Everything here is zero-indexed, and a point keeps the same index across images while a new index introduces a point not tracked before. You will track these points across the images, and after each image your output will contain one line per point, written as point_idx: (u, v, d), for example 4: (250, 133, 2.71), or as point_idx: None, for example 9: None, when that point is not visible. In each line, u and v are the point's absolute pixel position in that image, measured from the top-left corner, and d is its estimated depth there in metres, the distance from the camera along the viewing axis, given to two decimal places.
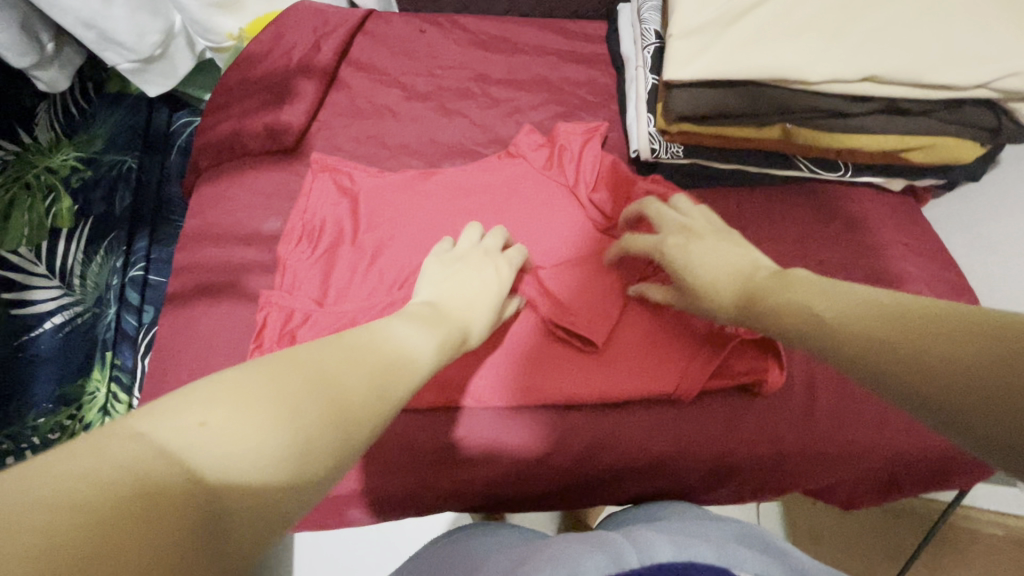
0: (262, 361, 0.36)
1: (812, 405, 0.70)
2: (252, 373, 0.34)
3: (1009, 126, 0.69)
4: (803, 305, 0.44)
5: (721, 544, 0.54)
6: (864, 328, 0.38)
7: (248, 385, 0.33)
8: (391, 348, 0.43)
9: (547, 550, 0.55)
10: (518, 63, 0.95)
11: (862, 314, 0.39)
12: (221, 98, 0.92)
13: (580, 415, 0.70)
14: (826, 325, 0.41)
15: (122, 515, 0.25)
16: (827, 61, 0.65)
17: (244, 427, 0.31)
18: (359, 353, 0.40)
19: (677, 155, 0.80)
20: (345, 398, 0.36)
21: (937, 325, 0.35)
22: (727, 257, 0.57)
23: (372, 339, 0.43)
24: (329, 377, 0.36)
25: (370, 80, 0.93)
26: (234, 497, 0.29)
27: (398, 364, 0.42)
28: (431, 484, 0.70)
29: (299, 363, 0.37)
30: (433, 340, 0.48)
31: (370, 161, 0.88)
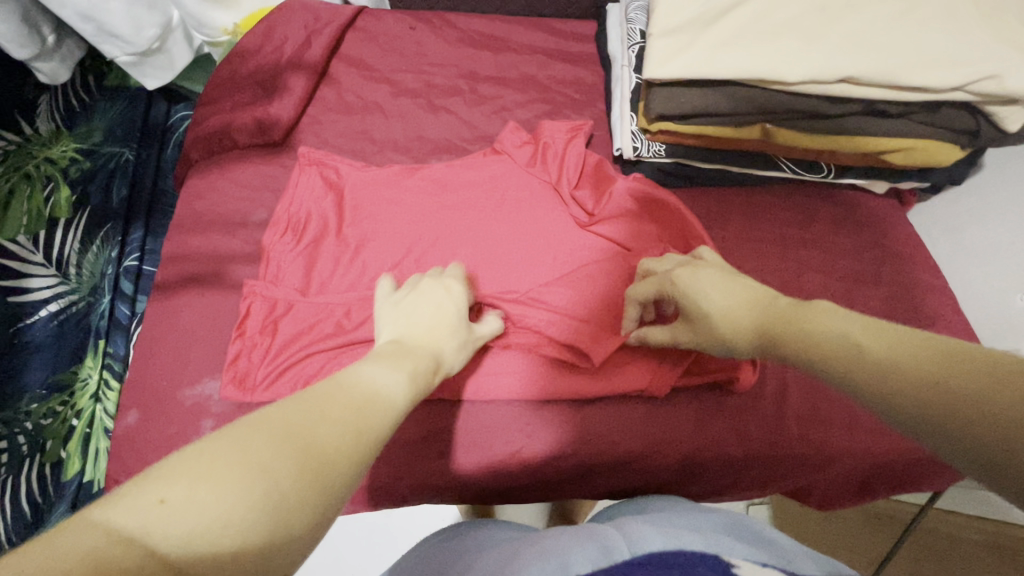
0: (230, 424, 0.35)
1: (783, 406, 0.70)
2: (214, 439, 0.33)
3: (991, 131, 0.68)
4: (843, 338, 0.44)
5: (712, 534, 0.53)
6: (927, 371, 0.38)
7: (217, 453, 0.32)
8: (368, 386, 0.42)
9: (541, 544, 0.55)
10: (506, 61, 0.96)
11: (925, 358, 0.39)
12: (213, 92, 0.93)
13: (556, 406, 0.71)
14: (880, 363, 0.41)
15: None
16: (804, 64, 0.65)
17: (216, 499, 0.30)
18: (340, 397, 0.39)
19: (659, 153, 0.81)
20: (322, 444, 0.35)
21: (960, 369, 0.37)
22: (732, 289, 0.57)
23: (357, 385, 0.42)
24: (309, 428, 0.36)
25: (359, 76, 0.95)
26: (204, 567, 0.29)
27: (376, 402, 0.41)
28: (404, 476, 0.70)
29: (273, 417, 0.36)
30: (405, 379, 0.46)
31: (357, 156, 0.89)
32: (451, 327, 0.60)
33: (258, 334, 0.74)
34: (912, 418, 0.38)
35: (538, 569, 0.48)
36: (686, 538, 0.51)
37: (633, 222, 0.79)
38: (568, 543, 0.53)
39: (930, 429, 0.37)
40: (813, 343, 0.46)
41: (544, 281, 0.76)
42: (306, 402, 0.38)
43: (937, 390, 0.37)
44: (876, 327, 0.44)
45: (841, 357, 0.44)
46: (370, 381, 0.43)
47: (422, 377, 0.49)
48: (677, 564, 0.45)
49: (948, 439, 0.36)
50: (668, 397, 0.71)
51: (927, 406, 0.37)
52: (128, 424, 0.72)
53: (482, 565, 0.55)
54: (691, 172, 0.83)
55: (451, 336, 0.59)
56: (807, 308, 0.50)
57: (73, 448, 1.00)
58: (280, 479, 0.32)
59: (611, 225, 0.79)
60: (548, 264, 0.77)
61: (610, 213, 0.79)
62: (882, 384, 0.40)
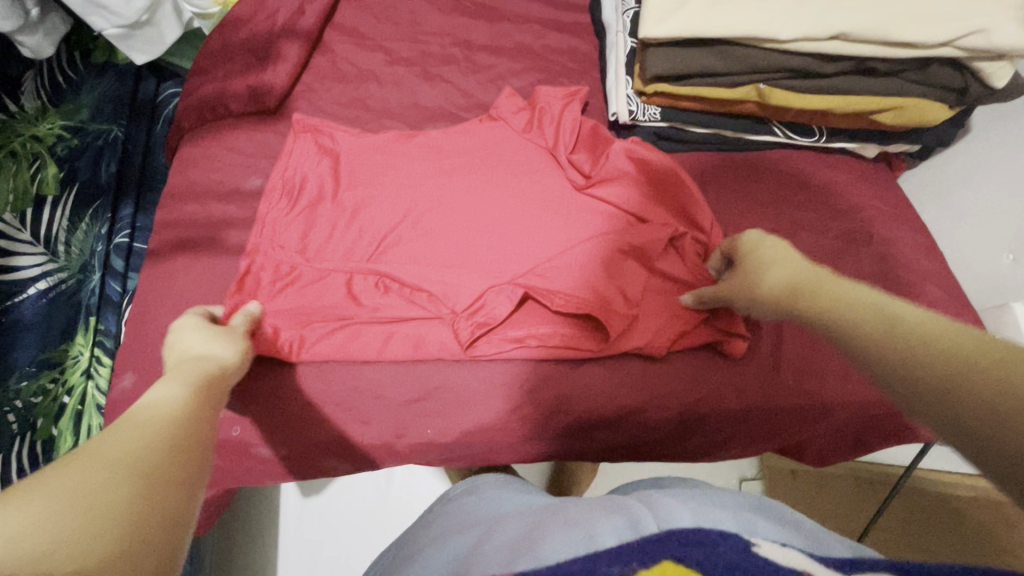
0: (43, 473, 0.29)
1: (778, 356, 0.71)
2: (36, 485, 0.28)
3: (977, 88, 0.70)
4: (876, 304, 0.44)
5: (739, 512, 0.53)
6: (940, 344, 0.38)
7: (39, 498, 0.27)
8: (145, 432, 0.34)
9: (564, 515, 0.54)
10: (502, 30, 0.96)
11: (937, 333, 0.38)
12: (205, 62, 0.92)
13: (557, 363, 0.71)
14: (899, 326, 0.40)
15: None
16: (796, 22, 0.67)
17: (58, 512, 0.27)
18: (135, 439, 0.33)
19: (655, 117, 0.81)
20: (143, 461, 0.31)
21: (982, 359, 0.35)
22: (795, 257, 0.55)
23: (119, 443, 0.32)
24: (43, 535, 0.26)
25: (353, 44, 0.94)
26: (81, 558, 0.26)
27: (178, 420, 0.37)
28: (404, 433, 0.70)
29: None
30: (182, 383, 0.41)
31: (352, 123, 0.89)
32: (212, 336, 0.55)
33: (257, 293, 0.72)
34: (904, 380, 0.38)
35: (566, 537, 0.49)
36: (714, 512, 0.51)
37: (636, 186, 0.79)
38: (593, 514, 0.53)
39: (952, 419, 0.35)
40: (840, 315, 0.45)
41: (546, 247, 0.75)
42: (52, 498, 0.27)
43: (965, 375, 0.35)
44: (895, 306, 0.42)
45: (861, 330, 0.42)
46: (139, 426, 0.34)
47: (205, 382, 0.43)
48: (699, 545, 0.40)
49: (959, 426, 0.35)
50: (668, 355, 0.71)
51: (954, 387, 0.35)
52: (124, 388, 0.71)
53: (502, 530, 0.54)
54: (686, 137, 0.84)
55: (222, 342, 0.54)
56: (831, 283, 0.49)
57: (64, 424, 0.97)
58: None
59: (611, 187, 0.78)
60: (548, 226, 0.77)
61: (609, 176, 0.80)
62: (903, 364, 0.38)
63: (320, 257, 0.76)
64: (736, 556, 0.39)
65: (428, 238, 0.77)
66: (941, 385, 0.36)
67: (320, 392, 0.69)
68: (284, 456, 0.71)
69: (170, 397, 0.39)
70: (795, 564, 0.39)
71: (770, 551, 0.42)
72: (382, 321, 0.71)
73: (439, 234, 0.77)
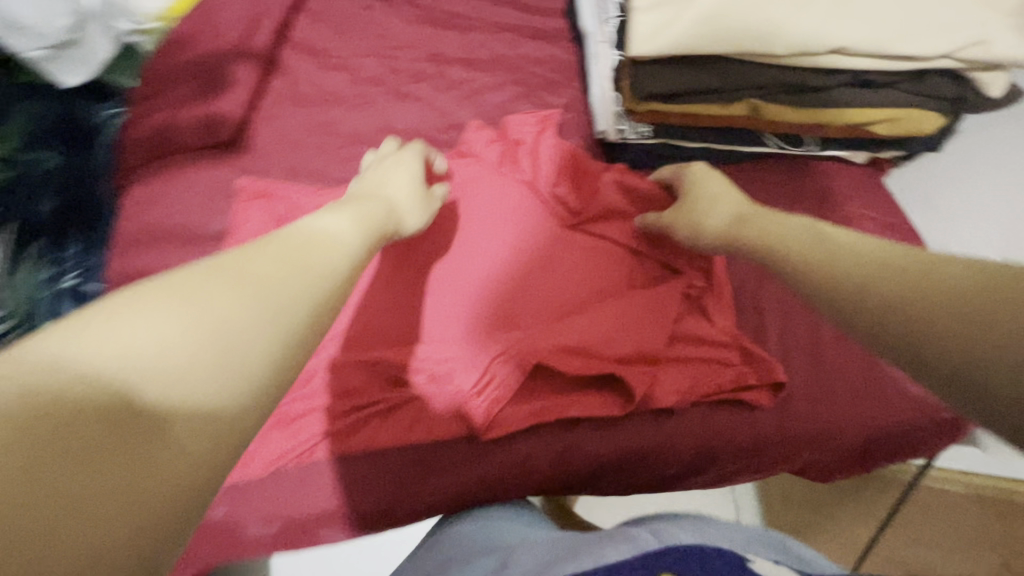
0: (202, 275, 0.35)
1: (789, 390, 0.69)
2: (204, 285, 0.35)
3: (973, 97, 0.68)
4: (805, 233, 0.46)
5: (745, 536, 0.50)
6: (864, 266, 0.39)
7: (204, 286, 0.35)
8: (296, 264, 0.38)
9: (575, 544, 0.50)
10: (474, 40, 0.89)
11: (870, 256, 0.40)
12: (148, 87, 0.84)
13: (564, 436, 0.66)
14: (830, 251, 0.42)
15: (106, 424, 0.28)
16: (794, 34, 0.63)
17: (174, 334, 0.31)
18: (282, 272, 0.37)
19: (645, 136, 0.78)
20: (281, 294, 0.36)
21: (929, 274, 0.36)
22: (720, 203, 0.58)
23: (250, 283, 0.36)
24: (176, 357, 0.31)
25: (313, 62, 0.87)
26: (176, 406, 0.30)
27: (322, 251, 0.41)
28: (405, 496, 0.66)
29: (80, 351, 0.29)
30: (356, 227, 0.47)
31: (319, 152, 0.81)
32: (416, 194, 0.61)
33: None
34: (841, 300, 0.39)
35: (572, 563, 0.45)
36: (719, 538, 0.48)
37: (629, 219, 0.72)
38: (596, 542, 0.48)
39: (889, 332, 0.35)
40: (785, 249, 0.46)
41: (545, 305, 0.69)
42: (159, 309, 0.32)
43: (930, 304, 0.34)
44: (851, 242, 0.42)
45: (803, 263, 0.43)
46: (287, 274, 0.37)
47: (374, 228, 0.50)
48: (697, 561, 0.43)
49: (919, 354, 0.33)
50: (685, 408, 0.67)
51: (916, 312, 0.34)
52: None
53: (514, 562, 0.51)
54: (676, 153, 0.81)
55: (415, 201, 0.60)
56: (776, 217, 0.51)
57: None
58: (41, 514, 0.25)
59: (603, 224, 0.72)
60: (548, 276, 0.70)
61: (598, 215, 0.73)
62: (852, 295, 0.38)
63: None
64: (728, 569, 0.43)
65: (410, 302, 0.69)
66: (907, 312, 0.35)
67: (321, 462, 0.66)
68: (277, 529, 0.66)
69: (341, 259, 0.42)
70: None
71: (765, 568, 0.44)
72: (388, 403, 0.66)
73: (421, 290, 0.70)
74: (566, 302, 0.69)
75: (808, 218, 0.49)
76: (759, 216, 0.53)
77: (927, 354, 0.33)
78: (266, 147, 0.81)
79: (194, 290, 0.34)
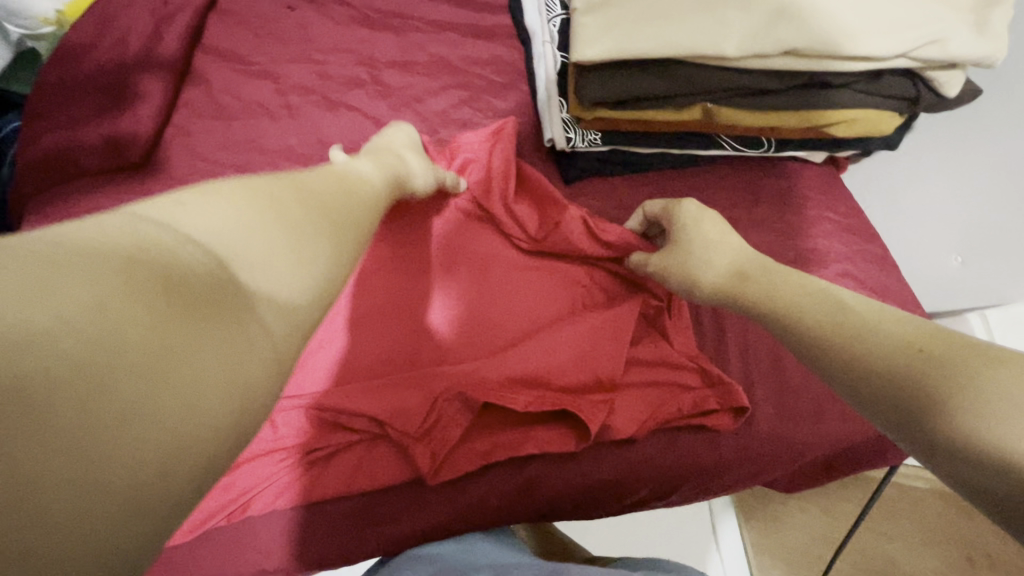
0: (270, 183, 0.36)
1: (752, 410, 0.66)
2: (278, 193, 0.35)
3: (930, 96, 0.65)
4: (825, 303, 0.41)
5: None
6: (889, 361, 0.35)
7: (281, 193, 0.36)
8: (346, 197, 0.42)
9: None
10: (410, 40, 0.82)
11: (894, 348, 0.35)
12: (43, 103, 0.75)
13: (520, 474, 0.62)
14: (854, 337, 0.37)
15: (208, 297, 0.27)
16: (741, 35, 0.59)
17: (261, 227, 0.32)
18: (337, 201, 0.40)
19: (595, 143, 0.73)
20: (344, 219, 0.38)
21: (944, 356, 0.33)
22: (720, 248, 0.52)
23: (317, 200, 0.38)
24: (265, 247, 0.31)
25: (232, 70, 0.79)
26: (271, 296, 0.30)
27: (364, 191, 0.45)
28: (350, 549, 0.61)
29: (176, 220, 0.29)
30: (379, 173, 0.52)
31: (242, 171, 0.74)
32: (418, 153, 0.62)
33: None
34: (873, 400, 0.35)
35: None
36: None
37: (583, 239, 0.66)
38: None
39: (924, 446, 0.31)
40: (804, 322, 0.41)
41: (494, 334, 0.64)
42: (236, 198, 0.32)
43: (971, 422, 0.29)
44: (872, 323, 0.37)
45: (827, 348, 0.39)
46: (341, 201, 0.40)
47: (394, 181, 0.54)
48: None
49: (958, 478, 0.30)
50: (646, 436, 0.64)
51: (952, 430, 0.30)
52: None
53: None
54: (629, 159, 0.77)
55: (420, 162, 0.60)
56: (775, 272, 0.48)
57: None
58: (145, 364, 0.24)
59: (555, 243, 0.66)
60: (497, 301, 0.65)
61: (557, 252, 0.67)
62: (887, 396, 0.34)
63: None
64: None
65: (344, 337, 0.63)
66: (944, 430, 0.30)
67: (255, 519, 0.60)
68: None
69: (372, 194, 0.46)
70: None
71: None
72: (327, 450, 0.61)
73: (357, 320, 0.64)
74: (517, 329, 0.64)
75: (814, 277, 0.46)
76: (770, 275, 0.48)
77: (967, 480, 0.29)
78: (181, 168, 0.73)
79: (268, 190, 0.35)
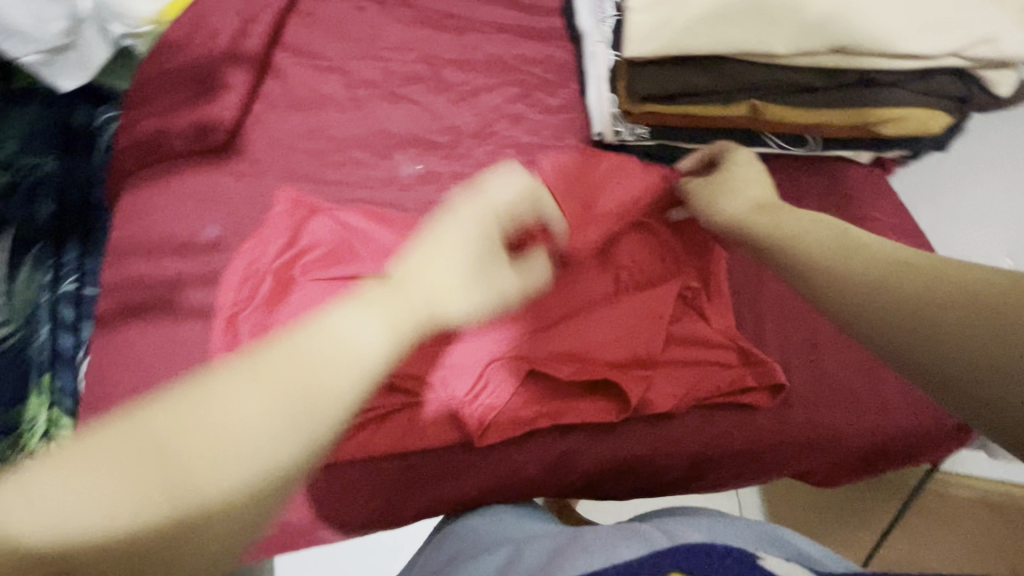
0: (178, 401, 0.31)
1: (790, 395, 0.68)
2: (170, 423, 0.31)
3: (982, 97, 0.66)
4: (842, 235, 0.44)
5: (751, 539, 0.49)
6: (897, 281, 0.37)
7: (173, 428, 0.31)
8: (281, 401, 0.32)
9: (585, 537, 0.48)
10: (469, 41, 0.88)
11: (899, 273, 0.38)
12: (142, 92, 0.84)
13: (560, 442, 0.65)
14: (859, 269, 0.40)
15: None
16: (795, 32, 0.61)
17: (125, 493, 0.29)
18: (256, 415, 0.31)
19: (643, 137, 0.76)
20: (250, 447, 0.31)
21: (951, 289, 0.35)
22: (750, 189, 0.54)
23: (223, 428, 0.31)
24: (124, 517, 0.28)
25: (307, 66, 0.86)
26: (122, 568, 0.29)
27: (328, 364, 0.34)
28: (400, 504, 0.66)
29: (25, 517, 0.28)
30: (384, 326, 0.36)
31: (313, 156, 0.80)
32: (476, 274, 0.40)
33: None
34: (872, 323, 0.37)
35: (583, 556, 0.44)
36: (727, 538, 0.47)
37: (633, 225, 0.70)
38: (610, 538, 0.48)
39: (918, 361, 0.35)
40: (811, 248, 0.44)
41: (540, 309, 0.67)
42: (114, 456, 0.29)
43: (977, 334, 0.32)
44: (885, 252, 0.40)
45: (832, 271, 0.41)
46: (263, 411, 0.32)
47: (400, 331, 0.36)
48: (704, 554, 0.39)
49: (942, 377, 0.34)
50: (682, 413, 0.66)
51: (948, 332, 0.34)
52: None
53: (526, 551, 0.49)
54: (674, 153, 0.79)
55: (479, 281, 0.39)
56: (793, 211, 0.50)
57: None
58: None
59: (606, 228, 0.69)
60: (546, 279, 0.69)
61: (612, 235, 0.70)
62: (887, 313, 0.37)
63: None
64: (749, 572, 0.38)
65: None
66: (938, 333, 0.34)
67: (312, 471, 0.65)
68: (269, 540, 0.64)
69: (343, 390, 0.34)
70: None
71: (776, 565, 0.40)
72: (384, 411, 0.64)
73: None
74: (564, 306, 0.67)
75: (822, 213, 0.48)
76: (792, 212, 0.49)
77: (959, 382, 0.33)
78: (259, 152, 0.80)
79: (156, 432, 0.30)
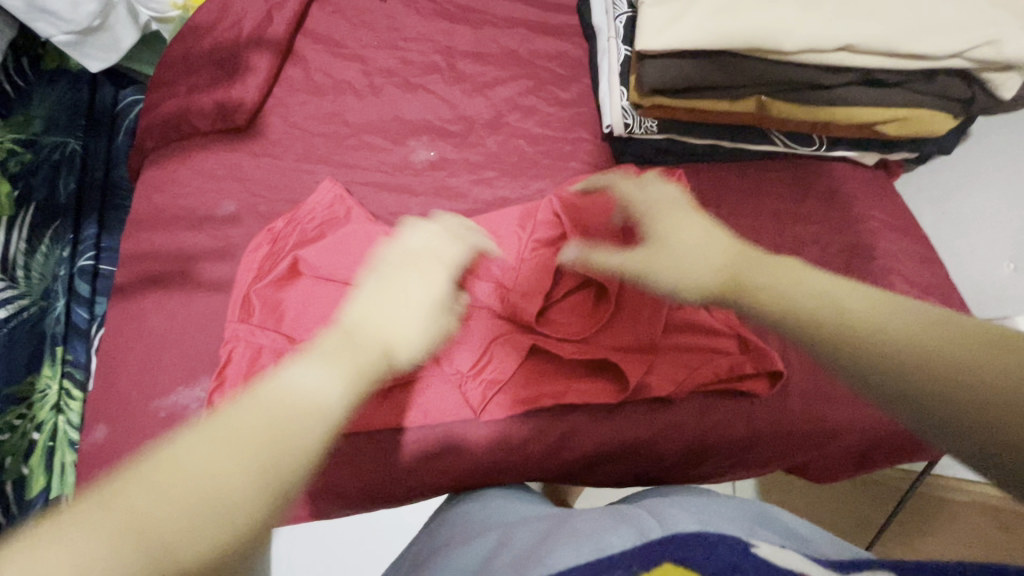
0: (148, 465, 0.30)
1: (787, 385, 0.69)
2: (143, 491, 0.29)
3: (984, 99, 0.68)
4: (828, 299, 0.40)
5: (744, 526, 0.47)
6: (914, 348, 0.35)
7: (143, 496, 0.29)
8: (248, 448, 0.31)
9: (570, 526, 0.48)
10: (485, 34, 0.90)
11: (914, 337, 0.36)
12: (169, 73, 0.87)
13: (559, 423, 0.66)
14: (864, 329, 0.37)
15: None
16: (804, 29, 0.63)
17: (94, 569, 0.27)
18: (225, 462, 0.30)
19: (651, 130, 0.78)
20: (226, 497, 0.30)
21: (945, 347, 0.34)
22: (699, 247, 0.48)
23: (194, 487, 0.29)
24: None
25: (328, 53, 0.88)
26: None
27: (297, 412, 0.33)
28: (401, 482, 0.66)
29: None
30: (337, 373, 0.35)
31: (329, 139, 0.83)
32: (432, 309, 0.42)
33: (237, 383, 0.64)
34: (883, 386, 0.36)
35: (572, 547, 0.43)
36: (720, 524, 0.46)
37: None
38: (598, 527, 0.47)
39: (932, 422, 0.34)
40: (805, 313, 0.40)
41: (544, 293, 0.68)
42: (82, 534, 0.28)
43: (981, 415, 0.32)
44: (884, 317, 0.37)
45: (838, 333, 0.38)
46: (234, 457, 0.30)
47: (359, 378, 0.36)
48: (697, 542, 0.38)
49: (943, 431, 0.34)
50: (681, 398, 0.67)
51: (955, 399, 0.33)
52: (95, 440, 0.66)
53: (513, 542, 0.48)
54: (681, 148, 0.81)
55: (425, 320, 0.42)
56: (775, 264, 0.44)
57: (37, 462, 0.80)
58: None
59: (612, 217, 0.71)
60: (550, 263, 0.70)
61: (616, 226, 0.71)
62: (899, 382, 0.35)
63: (302, 331, 0.66)
64: (742, 559, 0.36)
65: None
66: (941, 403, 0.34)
67: None
68: None
69: (316, 437, 0.32)
70: (793, 566, 0.35)
71: (771, 552, 0.38)
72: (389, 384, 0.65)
73: None
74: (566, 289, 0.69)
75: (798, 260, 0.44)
76: (772, 262, 0.44)
77: (972, 442, 0.33)
78: (277, 134, 0.83)
79: (125, 498, 0.29)
